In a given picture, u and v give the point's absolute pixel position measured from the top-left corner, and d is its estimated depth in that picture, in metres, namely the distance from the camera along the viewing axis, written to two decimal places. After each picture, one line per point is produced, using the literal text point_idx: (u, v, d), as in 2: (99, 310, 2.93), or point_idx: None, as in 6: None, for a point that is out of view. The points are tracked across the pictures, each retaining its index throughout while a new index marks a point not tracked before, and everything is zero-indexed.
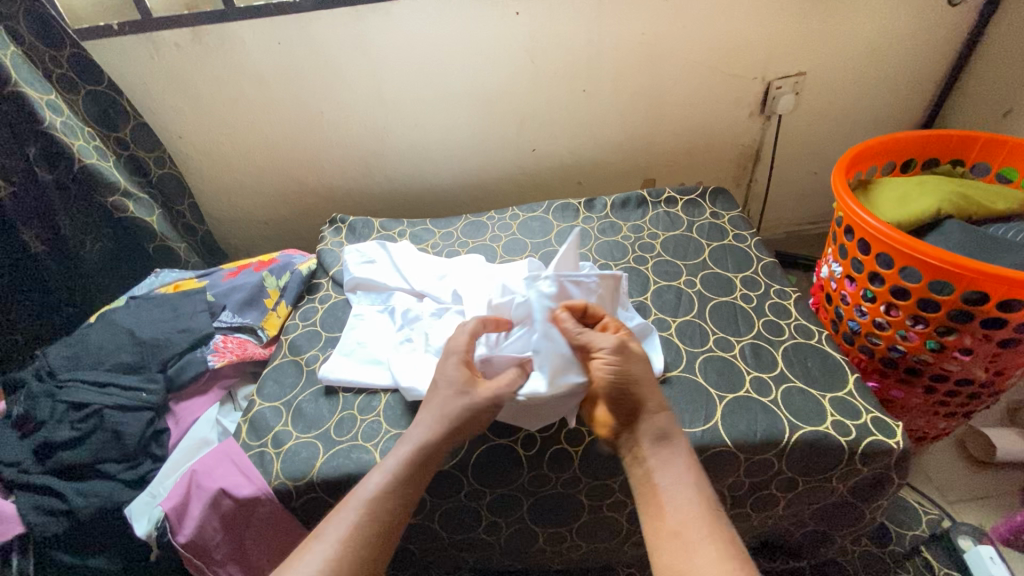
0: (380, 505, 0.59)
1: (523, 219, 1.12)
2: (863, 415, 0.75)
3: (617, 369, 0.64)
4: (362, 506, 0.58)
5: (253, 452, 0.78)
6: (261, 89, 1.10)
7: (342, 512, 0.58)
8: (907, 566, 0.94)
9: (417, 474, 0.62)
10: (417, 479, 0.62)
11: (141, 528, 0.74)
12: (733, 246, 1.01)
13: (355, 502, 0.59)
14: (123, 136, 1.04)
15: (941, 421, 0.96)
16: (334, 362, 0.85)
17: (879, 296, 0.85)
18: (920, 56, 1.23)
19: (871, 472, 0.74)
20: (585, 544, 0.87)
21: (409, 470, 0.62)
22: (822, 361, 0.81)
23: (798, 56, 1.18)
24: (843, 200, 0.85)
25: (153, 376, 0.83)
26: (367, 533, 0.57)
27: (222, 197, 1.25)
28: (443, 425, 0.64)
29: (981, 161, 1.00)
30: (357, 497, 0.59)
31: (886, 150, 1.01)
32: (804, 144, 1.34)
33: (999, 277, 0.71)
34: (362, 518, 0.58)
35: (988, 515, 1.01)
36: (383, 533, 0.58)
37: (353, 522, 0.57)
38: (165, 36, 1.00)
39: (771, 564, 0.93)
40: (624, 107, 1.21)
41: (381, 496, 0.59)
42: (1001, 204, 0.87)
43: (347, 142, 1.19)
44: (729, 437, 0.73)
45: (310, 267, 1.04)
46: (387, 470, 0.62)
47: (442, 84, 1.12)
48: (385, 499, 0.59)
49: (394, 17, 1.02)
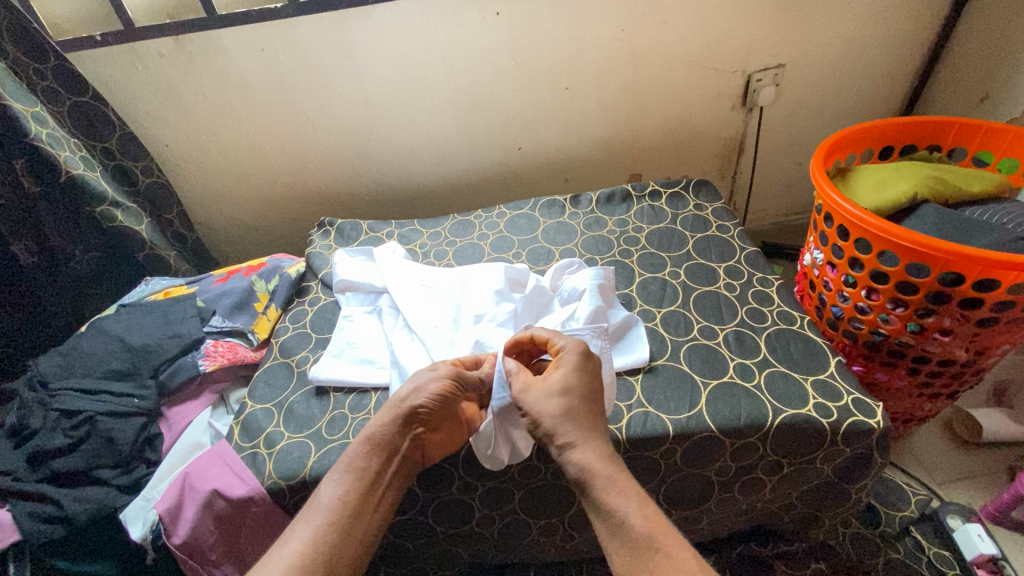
0: (331, 499, 0.63)
1: (509, 216, 1.13)
2: (844, 397, 0.76)
3: (552, 394, 0.65)
4: (316, 504, 0.63)
5: (245, 453, 0.79)
6: (247, 95, 1.10)
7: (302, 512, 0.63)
8: (898, 548, 0.94)
9: (371, 464, 0.66)
10: (371, 469, 0.66)
11: (136, 532, 0.75)
12: (716, 236, 1.02)
13: (311, 502, 0.63)
14: (110, 146, 1.05)
15: (926, 403, 0.97)
16: (325, 363, 0.86)
17: (859, 281, 0.86)
18: (897, 45, 1.24)
19: (854, 452, 0.75)
20: (578, 535, 0.87)
21: (355, 467, 0.65)
22: (805, 346, 0.83)
23: (776, 49, 1.20)
24: (822, 187, 0.87)
25: (145, 382, 0.84)
26: (324, 524, 0.60)
27: (212, 204, 1.26)
28: (388, 416, 0.68)
29: (957, 146, 1.01)
30: (315, 496, 0.64)
31: (864, 139, 1.02)
32: (786, 135, 1.35)
33: (973, 258, 0.72)
34: (315, 515, 0.61)
35: (975, 495, 1.02)
36: (339, 526, 0.61)
37: (307, 516, 0.61)
38: (149, 46, 1.01)
39: (761, 549, 0.94)
40: (607, 103, 1.22)
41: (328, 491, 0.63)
42: (976, 187, 0.89)
43: (334, 146, 1.20)
44: (714, 422, 0.75)
45: (299, 270, 1.05)
46: (339, 465, 0.66)
47: (426, 86, 1.13)
48: (336, 493, 0.63)
49: (375, 21, 1.04)
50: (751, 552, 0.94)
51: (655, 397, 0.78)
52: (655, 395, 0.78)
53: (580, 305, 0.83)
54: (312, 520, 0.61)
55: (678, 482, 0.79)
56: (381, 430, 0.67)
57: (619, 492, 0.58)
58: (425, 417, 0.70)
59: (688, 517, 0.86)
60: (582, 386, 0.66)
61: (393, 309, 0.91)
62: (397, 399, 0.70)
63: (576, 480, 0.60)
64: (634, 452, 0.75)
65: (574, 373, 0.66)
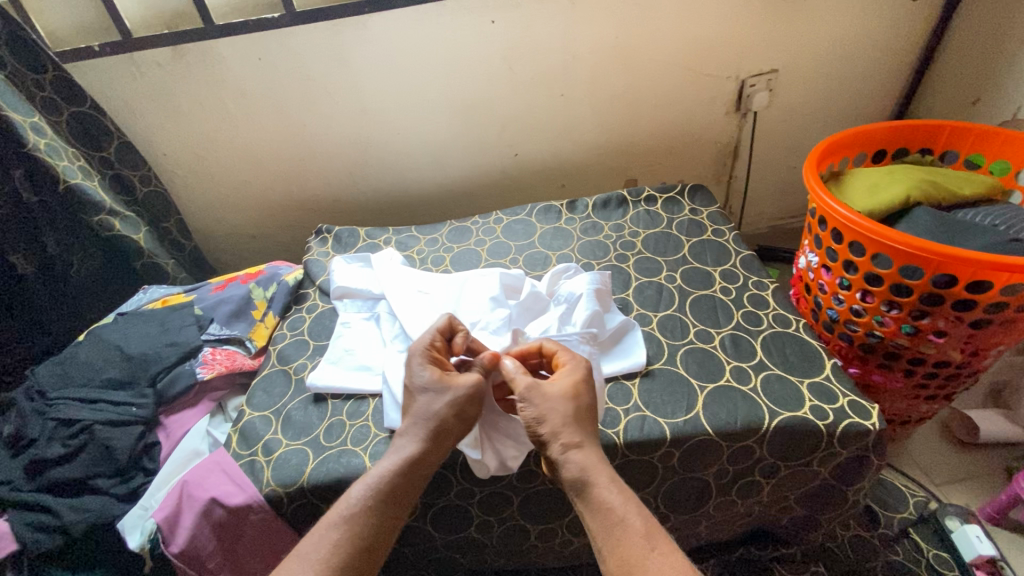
0: (362, 518, 0.60)
1: (506, 222, 1.14)
2: (840, 399, 0.76)
3: (557, 397, 0.66)
4: (344, 519, 0.60)
5: (243, 460, 0.79)
6: (244, 104, 1.11)
7: (327, 525, 0.60)
8: (896, 549, 0.95)
9: (404, 485, 0.64)
10: (404, 491, 0.63)
11: (134, 541, 0.75)
12: (711, 240, 1.03)
13: (336, 515, 0.60)
14: (107, 156, 1.05)
15: (922, 404, 0.98)
16: (322, 369, 0.86)
17: (854, 284, 0.87)
18: (889, 49, 1.26)
19: (850, 454, 0.76)
20: (576, 540, 0.87)
21: (389, 487, 0.63)
22: (800, 349, 0.83)
23: (769, 55, 1.21)
24: (816, 191, 0.87)
25: (143, 391, 0.84)
26: (352, 545, 0.58)
27: (209, 212, 1.27)
28: (428, 436, 0.66)
29: (949, 149, 1.02)
30: (340, 509, 0.61)
31: (857, 142, 1.03)
32: (780, 139, 1.36)
33: (965, 260, 0.73)
34: (345, 533, 0.59)
35: (973, 495, 1.03)
36: (366, 549, 0.59)
37: (335, 536, 0.58)
38: (146, 56, 1.02)
39: (761, 551, 0.94)
40: (602, 109, 1.23)
41: (361, 510, 0.60)
42: (968, 189, 0.90)
43: (331, 153, 1.21)
44: (711, 426, 0.75)
45: (297, 278, 1.05)
46: (371, 481, 0.63)
47: (422, 93, 1.14)
48: (368, 511, 0.60)
49: (371, 30, 1.04)
50: (752, 554, 0.94)
51: (652, 401, 0.78)
52: (652, 398, 0.79)
53: (578, 304, 0.84)
54: (338, 540, 0.58)
55: (676, 486, 0.79)
56: (418, 451, 0.65)
57: None
58: (455, 434, 0.67)
59: (686, 521, 0.86)
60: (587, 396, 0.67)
61: (390, 316, 0.91)
62: (427, 413, 0.67)
63: (571, 480, 0.61)
64: (631, 455, 0.75)
65: (580, 382, 0.67)
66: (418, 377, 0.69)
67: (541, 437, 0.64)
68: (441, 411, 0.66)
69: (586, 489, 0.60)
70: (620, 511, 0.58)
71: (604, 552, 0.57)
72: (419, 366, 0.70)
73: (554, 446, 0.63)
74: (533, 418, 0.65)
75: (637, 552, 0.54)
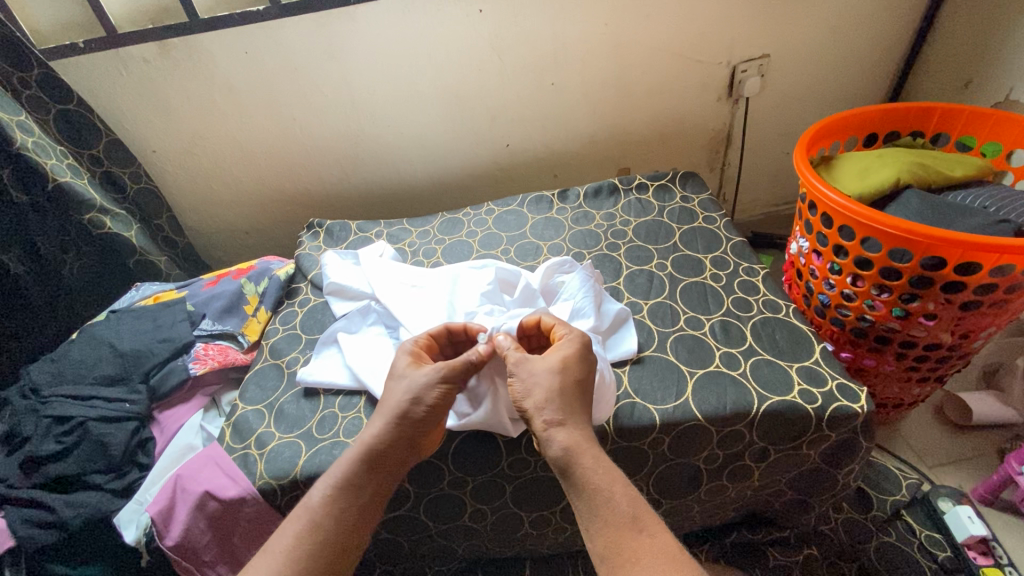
0: (325, 511, 0.62)
1: (497, 213, 1.14)
2: (829, 382, 0.77)
3: (541, 374, 0.66)
4: (307, 514, 0.61)
5: (237, 454, 0.79)
6: (232, 99, 1.11)
7: (293, 519, 0.62)
8: (890, 531, 0.95)
9: (366, 477, 0.64)
10: (367, 482, 0.64)
11: (131, 535, 0.76)
12: (703, 227, 1.03)
13: (301, 514, 0.62)
14: (96, 154, 1.05)
15: (915, 386, 0.98)
16: (313, 365, 0.86)
17: (844, 268, 0.87)
18: (881, 32, 1.25)
19: (840, 437, 0.76)
20: (570, 526, 0.88)
21: (351, 481, 0.64)
22: (790, 334, 0.83)
23: (760, 39, 1.20)
24: (805, 176, 0.87)
25: (136, 387, 0.85)
26: (314, 539, 0.60)
27: (202, 209, 1.26)
28: (388, 424, 0.66)
29: (940, 132, 1.02)
30: (302, 509, 0.62)
31: (849, 126, 1.02)
32: (773, 125, 1.36)
33: (953, 242, 0.73)
34: (308, 526, 0.61)
35: (966, 477, 1.03)
36: (330, 540, 0.60)
37: (299, 532, 0.60)
38: (131, 51, 1.01)
39: (754, 536, 0.95)
40: (593, 97, 1.23)
41: (328, 504, 0.62)
42: (958, 171, 0.89)
43: (322, 147, 1.21)
44: (700, 412, 0.75)
45: (289, 272, 1.04)
46: (334, 476, 0.64)
47: (412, 84, 1.14)
48: (330, 505, 0.62)
49: (358, 20, 1.04)
50: (744, 539, 0.95)
51: (642, 388, 0.79)
52: (642, 385, 0.79)
53: (567, 281, 0.86)
54: (300, 534, 0.60)
55: (666, 471, 0.80)
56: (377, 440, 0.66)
57: (598, 479, 0.59)
58: (420, 431, 0.68)
59: (678, 506, 0.86)
60: (578, 371, 0.67)
61: (382, 312, 0.90)
62: (390, 405, 0.68)
63: (568, 461, 0.61)
64: (623, 442, 0.76)
65: (570, 357, 0.67)
66: (394, 369, 0.72)
67: (526, 413, 0.66)
68: (415, 400, 0.67)
69: (578, 471, 0.60)
70: (621, 488, 0.58)
71: (601, 534, 0.57)
72: (400, 359, 0.73)
73: (537, 423, 0.64)
74: (519, 393, 0.66)
75: (629, 537, 0.55)
